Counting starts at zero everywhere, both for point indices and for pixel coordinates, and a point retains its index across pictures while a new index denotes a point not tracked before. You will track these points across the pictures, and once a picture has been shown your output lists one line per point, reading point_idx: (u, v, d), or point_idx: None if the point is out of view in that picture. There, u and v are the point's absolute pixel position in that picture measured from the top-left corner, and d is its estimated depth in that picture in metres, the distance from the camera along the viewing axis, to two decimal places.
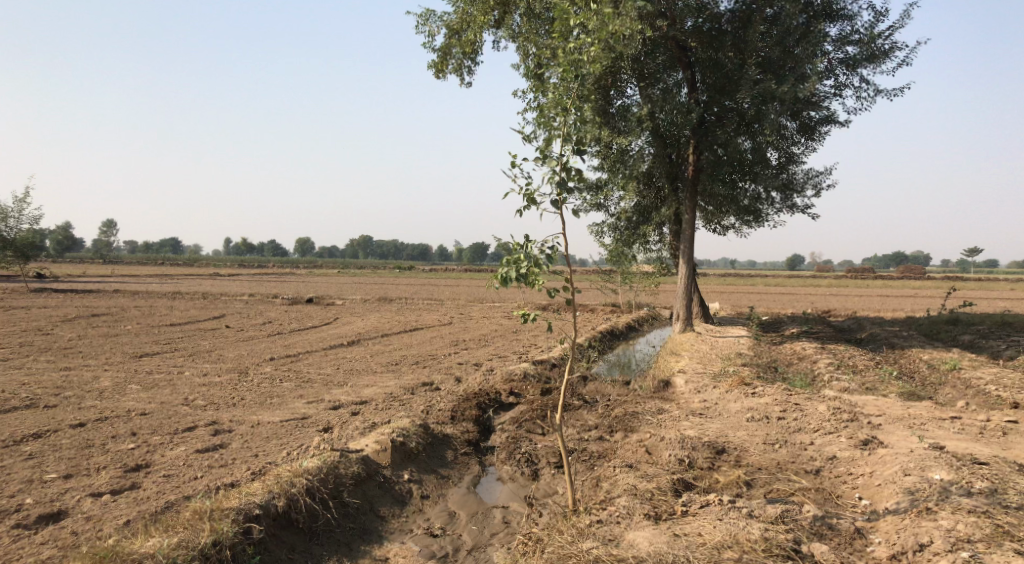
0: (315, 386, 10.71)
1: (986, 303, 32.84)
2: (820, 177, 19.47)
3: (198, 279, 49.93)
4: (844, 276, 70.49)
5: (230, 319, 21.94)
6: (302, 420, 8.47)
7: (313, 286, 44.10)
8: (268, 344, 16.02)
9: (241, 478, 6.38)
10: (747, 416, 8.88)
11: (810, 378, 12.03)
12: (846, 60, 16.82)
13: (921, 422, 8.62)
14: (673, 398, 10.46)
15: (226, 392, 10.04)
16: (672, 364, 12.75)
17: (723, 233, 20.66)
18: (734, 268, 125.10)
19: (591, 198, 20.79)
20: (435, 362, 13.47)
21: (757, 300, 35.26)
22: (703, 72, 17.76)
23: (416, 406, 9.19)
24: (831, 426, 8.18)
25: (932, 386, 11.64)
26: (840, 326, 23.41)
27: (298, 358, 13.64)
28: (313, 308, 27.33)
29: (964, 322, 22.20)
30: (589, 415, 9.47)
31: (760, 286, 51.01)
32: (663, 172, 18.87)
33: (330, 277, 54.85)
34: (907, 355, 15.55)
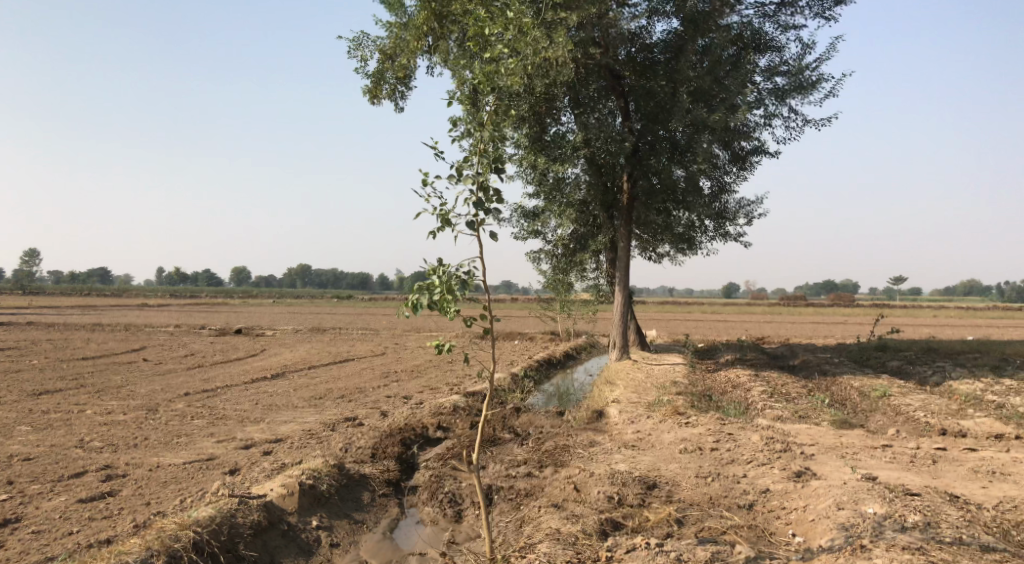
0: (228, 423, 10.03)
1: (912, 329, 33.82)
2: (752, 206, 19.73)
3: (123, 311, 48.02)
4: (777, 304, 72.18)
5: (150, 351, 20.88)
6: (207, 461, 7.84)
7: (244, 316, 42.72)
8: (186, 378, 15.17)
9: (126, 530, 5.73)
10: (680, 448, 8.64)
11: (744, 406, 11.90)
12: (775, 91, 17.09)
13: (853, 451, 8.51)
14: (606, 429, 10.14)
15: (127, 432, 9.29)
16: (607, 394, 12.49)
17: (658, 261, 20.69)
18: (672, 297, 127.15)
19: (527, 226, 20.61)
20: (362, 395, 12.90)
21: (694, 327, 35.55)
22: (636, 101, 17.82)
23: (335, 444, 8.66)
24: (764, 457, 7.97)
25: (862, 413, 11.65)
26: (773, 353, 23.67)
27: (215, 393, 12.89)
28: (241, 340, 26.33)
29: (892, 348, 22.69)
30: (518, 449, 9.07)
31: (697, 314, 51.73)
32: (598, 200, 18.82)
33: (264, 307, 53.45)
34: (839, 382, 15.68)
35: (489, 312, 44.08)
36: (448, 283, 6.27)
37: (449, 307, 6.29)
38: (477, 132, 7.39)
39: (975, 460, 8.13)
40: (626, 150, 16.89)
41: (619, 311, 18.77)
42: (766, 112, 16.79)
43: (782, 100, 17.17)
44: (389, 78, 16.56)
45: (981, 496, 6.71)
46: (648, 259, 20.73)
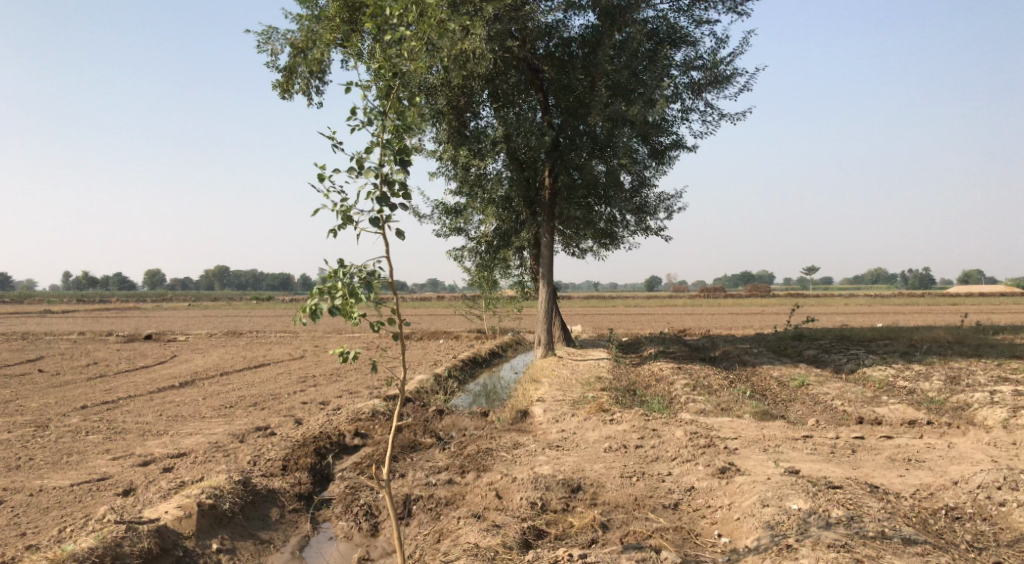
0: (128, 437, 9.33)
1: (825, 318, 35.00)
2: (672, 200, 19.92)
3: (23, 318, 45.28)
4: (697, 297, 73.96)
5: (48, 361, 19.53)
6: (97, 482, 7.19)
7: (155, 321, 40.80)
8: (85, 389, 14.18)
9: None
10: (605, 446, 8.47)
11: (669, 400, 11.89)
12: (691, 86, 17.24)
13: (775, 443, 8.53)
14: (530, 429, 9.91)
15: (11, 451, 8.50)
16: (531, 392, 12.28)
17: (582, 256, 20.64)
18: (597, 292, 128.86)
19: (450, 223, 20.22)
20: (276, 402, 12.28)
21: (618, 322, 35.86)
22: (555, 95, 17.67)
23: (243, 456, 8.13)
24: (689, 453, 7.88)
25: (782, 403, 11.80)
26: (695, 345, 24.02)
27: (116, 405, 12.04)
28: (151, 346, 25.03)
29: (807, 338, 23.34)
30: (439, 454, 8.73)
31: (621, 308, 52.37)
32: (520, 196, 18.61)
33: (177, 311, 51.34)
34: (759, 372, 15.94)
35: (413, 310, 43.45)
36: (352, 286, 5.88)
37: (352, 311, 5.89)
38: (381, 122, 6.92)
39: (891, 447, 8.25)
40: (546, 145, 16.72)
41: (544, 307, 18.62)
42: (684, 107, 16.97)
43: (698, 94, 17.38)
44: (302, 72, 15.68)
45: (900, 485, 6.76)
46: (571, 255, 20.65)
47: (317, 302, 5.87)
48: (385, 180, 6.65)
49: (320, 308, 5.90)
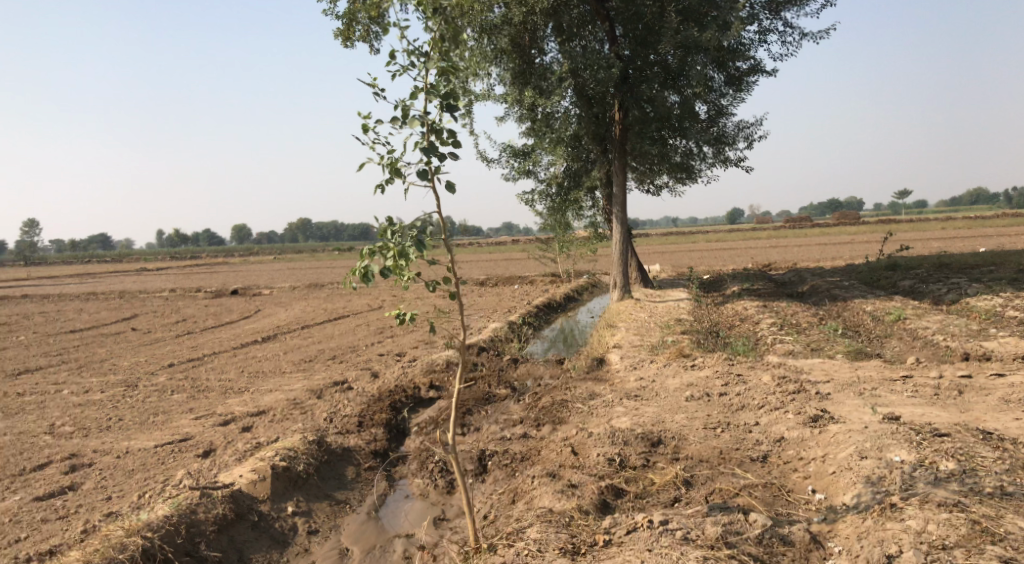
0: (210, 396, 9.51)
1: (922, 245, 33.02)
2: (751, 128, 18.87)
3: (122, 277, 47.55)
4: (781, 227, 71.35)
5: (142, 320, 20.33)
6: (179, 442, 7.30)
7: (243, 276, 42.13)
8: (174, 346, 14.63)
9: (71, 540, 5.37)
10: (686, 395, 8.09)
11: (753, 343, 11.34)
12: (769, 4, 16.05)
13: (873, 386, 7.95)
14: (607, 378, 9.60)
15: (101, 411, 8.76)
16: (608, 337, 11.93)
17: (657, 193, 19.90)
18: (675, 227, 126.29)
19: (519, 165, 19.78)
20: (354, 355, 12.34)
21: (698, 258, 34.83)
22: (622, 25, 16.78)
23: (319, 414, 8.14)
24: (777, 401, 7.43)
25: (877, 341, 11.08)
26: (780, 280, 23.07)
27: (201, 362, 12.35)
28: (237, 301, 25.79)
29: (902, 267, 22.04)
30: (514, 406, 8.55)
31: (700, 243, 51.04)
32: (591, 133, 17.95)
33: (263, 265, 52.91)
34: (850, 306, 15.10)
35: (490, 255, 43.41)
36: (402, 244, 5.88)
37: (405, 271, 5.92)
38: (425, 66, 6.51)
39: (1004, 388, 7.57)
40: (615, 78, 15.96)
41: (619, 248, 18.11)
42: (761, 27, 15.85)
43: (777, 12, 16.17)
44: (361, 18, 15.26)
45: (1017, 431, 6.17)
46: (645, 192, 19.93)
47: (368, 265, 5.87)
48: (432, 129, 6.30)
49: (371, 270, 5.90)
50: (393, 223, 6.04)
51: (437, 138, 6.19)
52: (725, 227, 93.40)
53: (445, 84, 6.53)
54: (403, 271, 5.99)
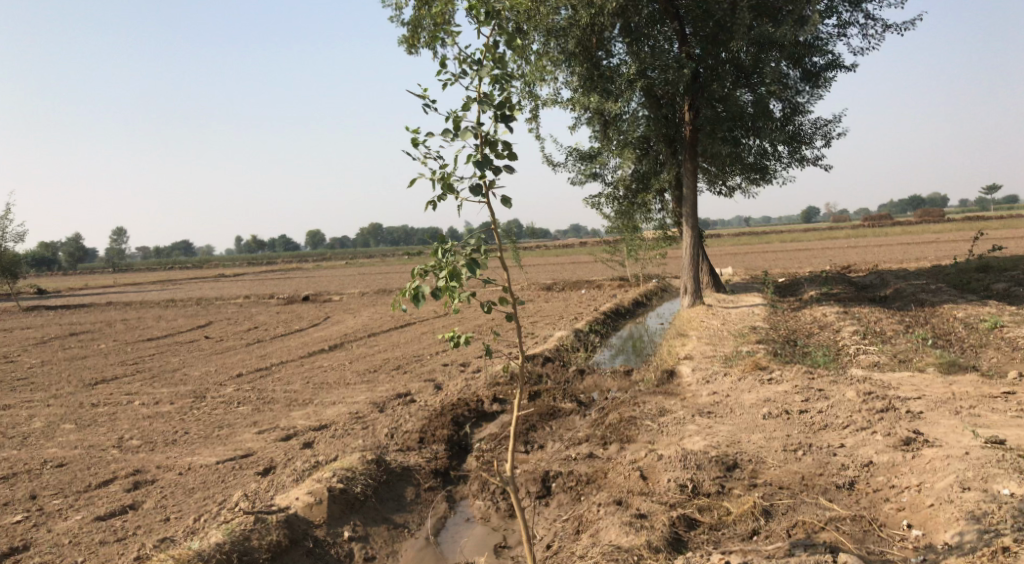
0: (275, 408, 9.51)
1: (1016, 244, 31.03)
2: (829, 126, 18.07)
3: (201, 283, 49.10)
4: (859, 226, 68.62)
5: (215, 327, 20.77)
6: (240, 459, 7.24)
7: (315, 282, 42.96)
8: (244, 354, 14.84)
9: None
10: (763, 412, 7.62)
11: (835, 354, 10.67)
12: None
13: (971, 404, 7.31)
14: (677, 393, 9.14)
15: (169, 423, 8.85)
16: (678, 347, 11.48)
17: (729, 194, 19.22)
18: (747, 226, 123.27)
19: (586, 168, 19.42)
20: (417, 365, 12.19)
21: (772, 261, 33.62)
22: (692, 22, 16.24)
23: (380, 429, 8.01)
24: (864, 420, 6.87)
25: (972, 352, 10.29)
26: (861, 283, 21.99)
27: (269, 371, 12.44)
28: (308, 308, 26.17)
29: (995, 269, 20.70)
30: (580, 422, 8.21)
31: (774, 244, 49.50)
32: (660, 135, 17.45)
33: (334, 271, 53.87)
34: (939, 312, 14.19)
35: (557, 258, 43.01)
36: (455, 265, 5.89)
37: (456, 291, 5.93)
38: (478, 73, 6.22)
39: None
40: (686, 77, 15.43)
41: (690, 252, 17.54)
42: (840, 20, 15.13)
43: (857, 4, 15.40)
44: None
45: None
46: (717, 194, 19.28)
47: (419, 286, 5.88)
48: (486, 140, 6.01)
49: (422, 291, 5.88)
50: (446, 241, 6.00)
51: (491, 150, 5.90)
52: (799, 226, 90.60)
53: (500, 91, 6.23)
54: (454, 293, 6.03)
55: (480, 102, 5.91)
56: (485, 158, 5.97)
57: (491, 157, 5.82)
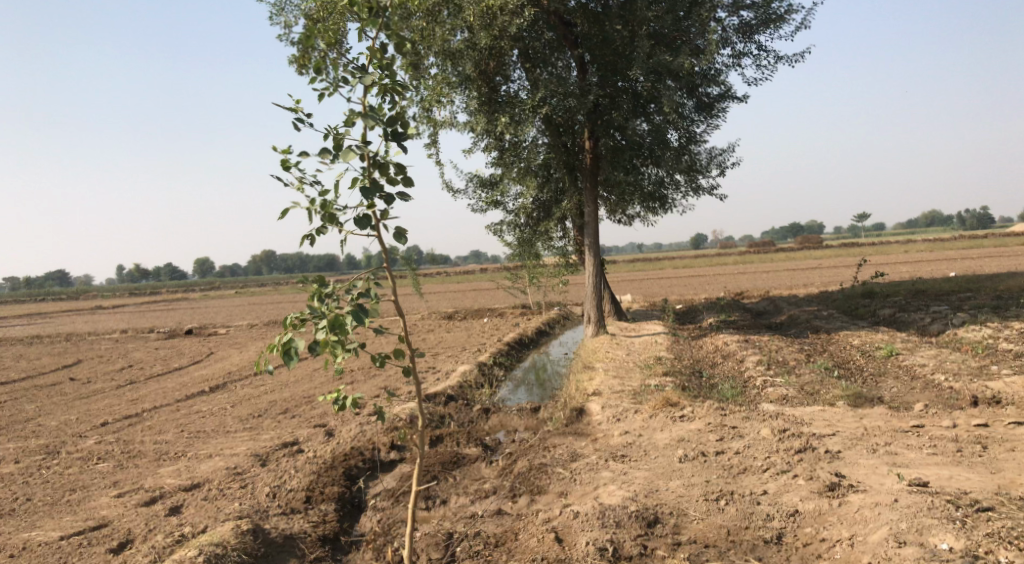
0: (142, 463, 8.42)
1: (893, 270, 32.70)
2: (723, 156, 18.38)
3: (73, 317, 45.42)
4: (747, 252, 71.41)
5: (82, 368, 18.87)
6: (93, 532, 6.24)
7: (201, 314, 40.45)
8: (113, 398, 13.39)
9: None
10: (679, 454, 7.22)
11: (743, 386, 10.48)
12: (741, 27, 15.55)
13: (884, 438, 7.16)
14: (587, 433, 8.66)
15: (9, 488, 7.62)
16: (585, 381, 11.05)
17: (629, 223, 19.23)
18: (642, 253, 126.51)
19: (486, 196, 19.00)
20: (308, 408, 11.24)
21: (670, 287, 34.11)
22: (591, 50, 16.17)
23: (261, 485, 7.16)
24: (782, 462, 6.59)
25: (874, 382, 10.30)
26: (757, 310, 22.41)
27: (139, 418, 11.18)
28: (191, 343, 24.35)
29: (879, 295, 21.52)
30: (486, 470, 7.60)
31: (670, 270, 50.56)
32: (561, 163, 17.23)
33: (222, 301, 51.11)
34: (835, 339, 14.43)
35: (457, 286, 42.28)
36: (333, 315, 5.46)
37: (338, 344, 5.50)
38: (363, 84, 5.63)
39: None
40: (587, 104, 15.31)
41: (593, 280, 17.31)
42: (735, 51, 15.39)
43: (750, 36, 15.72)
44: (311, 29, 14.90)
45: None
46: (617, 222, 19.24)
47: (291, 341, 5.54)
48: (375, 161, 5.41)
49: (294, 347, 5.57)
50: (322, 290, 5.61)
51: (381, 174, 5.26)
52: (692, 252, 93.50)
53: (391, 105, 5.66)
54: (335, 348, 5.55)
55: (368, 119, 5.27)
56: (374, 183, 5.33)
57: (380, 182, 5.18)
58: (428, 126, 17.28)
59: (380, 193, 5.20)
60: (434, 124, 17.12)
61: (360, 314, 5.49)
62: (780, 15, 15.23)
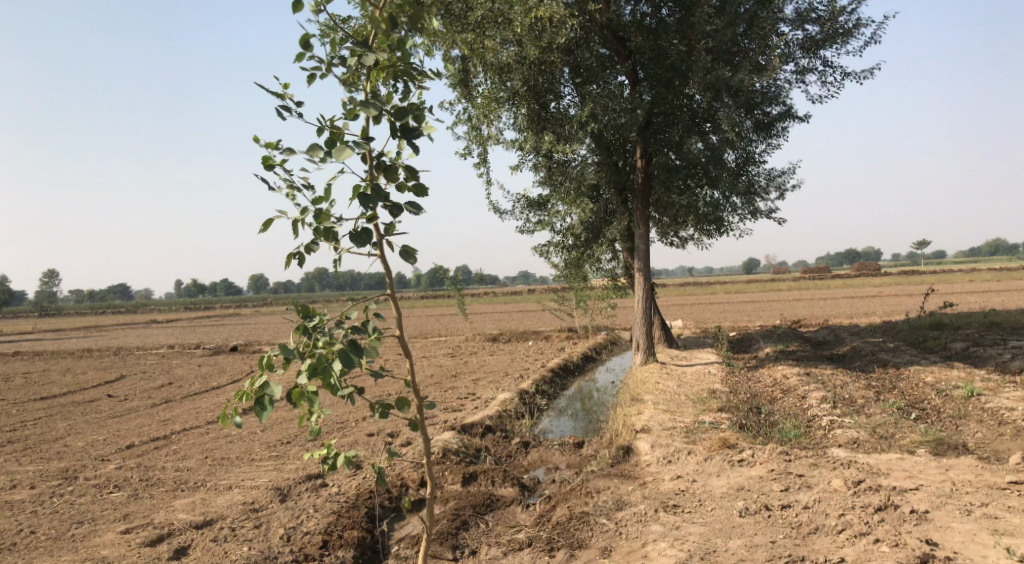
0: (158, 492, 7.94)
1: (961, 300, 31.00)
2: (783, 178, 17.46)
3: (125, 331, 46.04)
4: (801, 278, 69.36)
5: (122, 384, 18.70)
6: None
7: (248, 330, 40.57)
8: (144, 418, 13.04)
9: None
10: (740, 506, 6.45)
11: (807, 427, 9.56)
12: (806, 41, 14.71)
13: (978, 495, 6.30)
14: (634, 476, 7.89)
15: (16, 519, 7.18)
16: (633, 415, 10.28)
17: (682, 246, 18.43)
18: (692, 277, 124.36)
19: (534, 216, 18.42)
20: (339, 436, 10.67)
21: (722, 313, 32.91)
22: (644, 64, 15.56)
23: (276, 527, 6.59)
24: (860, 522, 5.80)
25: (954, 426, 9.32)
26: (815, 340, 21.25)
27: (165, 441, 10.75)
28: (233, 361, 24.15)
29: (949, 327, 20.19)
30: (521, 516, 6.92)
31: (721, 295, 49.14)
32: (611, 183, 16.61)
33: (270, 318, 51.39)
34: (906, 375, 13.37)
35: (503, 307, 41.64)
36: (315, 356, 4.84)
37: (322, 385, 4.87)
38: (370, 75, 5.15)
39: None
40: (640, 121, 14.70)
41: (643, 305, 16.50)
42: (799, 67, 14.57)
43: (815, 51, 14.88)
44: None
45: None
46: (669, 245, 18.45)
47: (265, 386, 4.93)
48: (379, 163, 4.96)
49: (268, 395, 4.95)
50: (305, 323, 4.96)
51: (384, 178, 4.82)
52: (744, 277, 91.30)
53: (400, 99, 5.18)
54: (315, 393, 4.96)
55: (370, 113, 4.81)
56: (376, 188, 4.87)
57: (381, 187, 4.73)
58: (475, 142, 16.85)
59: (381, 199, 4.72)
60: (481, 140, 16.68)
61: (345, 360, 4.83)
62: (849, 29, 14.35)
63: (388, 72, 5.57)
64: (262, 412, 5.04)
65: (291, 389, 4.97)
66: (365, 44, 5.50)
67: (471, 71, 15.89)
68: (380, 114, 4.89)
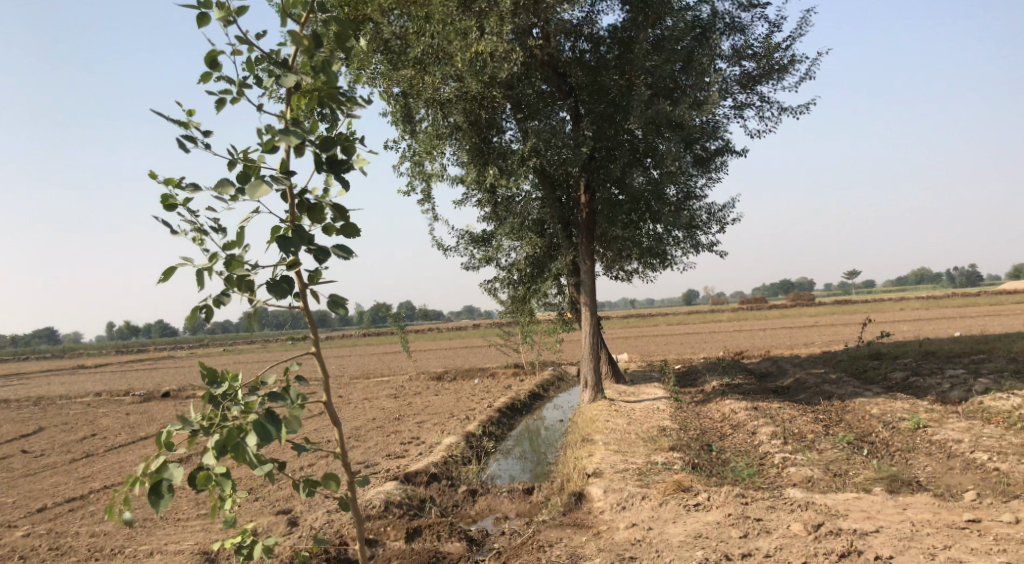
0: None
1: (895, 329, 31.87)
2: (724, 212, 17.62)
3: (49, 377, 43.79)
4: (740, 309, 70.70)
5: (41, 436, 17.56)
6: None
7: (182, 373, 39.01)
8: (62, 475, 12.13)
9: None
10: (699, 557, 6.16)
11: (760, 465, 9.36)
12: (743, 77, 14.94)
13: (938, 535, 6.15)
14: (587, 525, 7.54)
15: None
16: (583, 458, 9.95)
17: (627, 279, 18.37)
18: (635, 309, 125.75)
19: (479, 252, 18.15)
20: (273, 489, 10.03)
21: (666, 346, 33.12)
22: (585, 100, 15.59)
23: None
24: None
25: (904, 460, 9.26)
26: (760, 372, 21.40)
27: (82, 501, 9.96)
28: (165, 407, 23.04)
29: (888, 356, 20.57)
30: None
31: (664, 327, 49.59)
32: (555, 217, 16.48)
33: (206, 360, 49.63)
34: (852, 407, 13.43)
35: (448, 344, 41.13)
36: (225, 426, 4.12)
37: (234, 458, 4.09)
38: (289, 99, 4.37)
39: None
40: (583, 156, 14.67)
41: (590, 342, 16.29)
42: (737, 102, 14.76)
43: (753, 87, 15.11)
44: None
45: None
46: (614, 279, 18.37)
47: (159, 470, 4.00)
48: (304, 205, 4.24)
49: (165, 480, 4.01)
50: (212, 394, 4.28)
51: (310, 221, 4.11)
52: (686, 309, 92.69)
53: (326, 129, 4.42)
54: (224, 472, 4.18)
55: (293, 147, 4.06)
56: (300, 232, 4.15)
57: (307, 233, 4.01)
58: (417, 178, 16.57)
59: (305, 244, 4.06)
60: (424, 176, 16.41)
61: (265, 433, 4.09)
62: (784, 65, 14.63)
63: (312, 94, 4.74)
64: (159, 502, 3.88)
65: (197, 473, 4.16)
66: (286, 61, 4.65)
67: (412, 107, 15.66)
68: (303, 144, 4.13)
